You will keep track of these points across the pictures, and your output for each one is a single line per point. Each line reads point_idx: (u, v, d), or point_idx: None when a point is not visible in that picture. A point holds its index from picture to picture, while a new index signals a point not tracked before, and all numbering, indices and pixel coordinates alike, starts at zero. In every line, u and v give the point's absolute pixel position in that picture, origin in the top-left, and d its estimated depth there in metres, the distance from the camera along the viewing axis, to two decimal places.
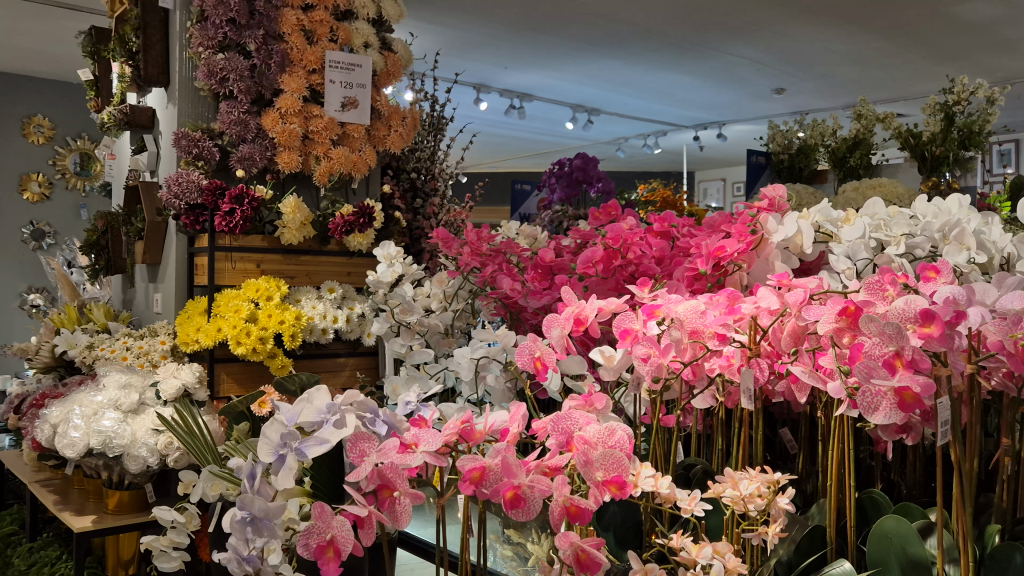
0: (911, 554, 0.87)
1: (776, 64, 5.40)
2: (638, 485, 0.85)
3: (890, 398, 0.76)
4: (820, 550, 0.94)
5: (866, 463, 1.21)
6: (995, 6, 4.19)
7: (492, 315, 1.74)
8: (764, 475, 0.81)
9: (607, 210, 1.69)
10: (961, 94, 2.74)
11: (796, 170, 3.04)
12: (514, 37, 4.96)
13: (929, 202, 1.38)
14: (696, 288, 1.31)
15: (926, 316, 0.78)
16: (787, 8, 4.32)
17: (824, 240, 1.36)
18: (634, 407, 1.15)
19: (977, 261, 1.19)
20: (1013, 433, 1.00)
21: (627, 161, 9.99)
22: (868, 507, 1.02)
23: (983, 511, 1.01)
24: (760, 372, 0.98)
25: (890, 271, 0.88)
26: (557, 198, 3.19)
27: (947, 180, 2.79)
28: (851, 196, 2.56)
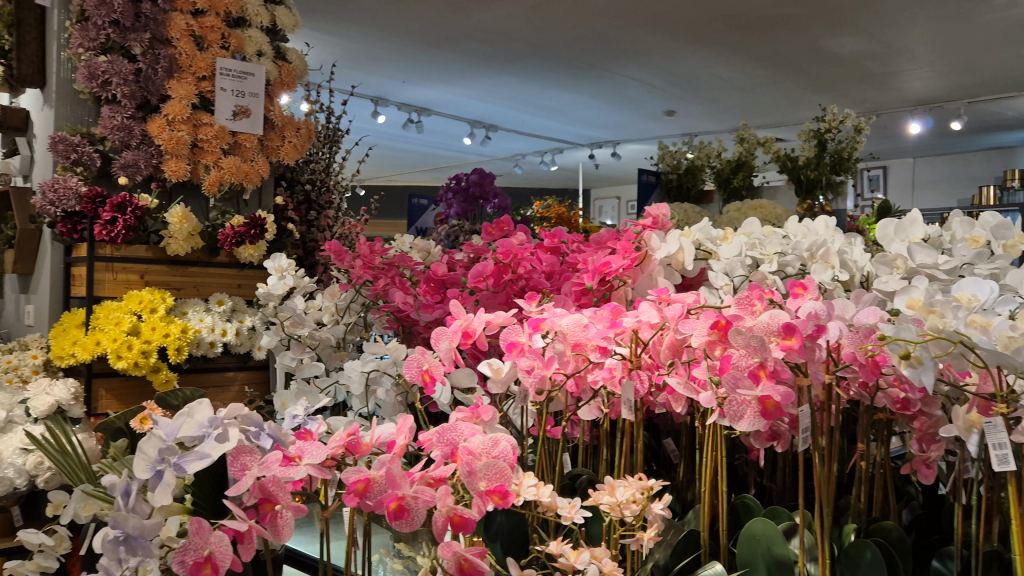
0: (776, 554, 0.92)
1: (665, 87, 5.60)
2: (520, 494, 0.87)
3: (753, 407, 0.81)
4: (695, 553, 0.99)
5: (738, 468, 1.28)
6: (862, 43, 4.48)
7: (384, 328, 1.75)
8: (638, 482, 0.84)
9: (500, 225, 1.72)
10: (832, 121, 2.91)
11: (684, 190, 3.14)
12: (412, 52, 4.97)
13: (799, 222, 1.46)
14: (582, 303, 1.34)
15: (787, 329, 0.84)
16: (675, 34, 4.49)
17: (704, 258, 1.43)
18: (521, 418, 1.18)
19: (840, 278, 1.27)
20: (869, 439, 1.07)
21: (523, 178, 10.11)
22: (740, 511, 1.07)
23: (841, 513, 1.08)
24: (640, 385, 1.03)
25: (760, 286, 0.93)
26: (454, 213, 3.20)
27: (820, 202, 2.93)
28: (734, 215, 2.67)
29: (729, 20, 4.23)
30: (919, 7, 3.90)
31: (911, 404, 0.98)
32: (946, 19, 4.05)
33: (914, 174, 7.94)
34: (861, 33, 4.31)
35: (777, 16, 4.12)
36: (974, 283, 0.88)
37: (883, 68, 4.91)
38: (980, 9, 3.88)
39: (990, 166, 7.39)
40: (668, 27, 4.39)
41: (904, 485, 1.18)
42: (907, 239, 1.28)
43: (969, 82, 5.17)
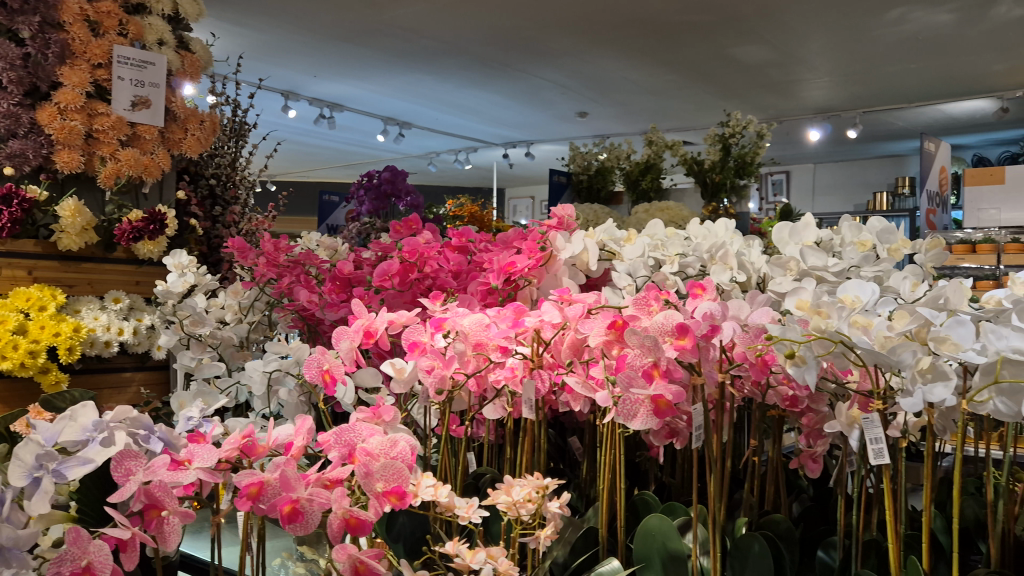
0: (671, 549, 0.94)
1: (578, 89, 5.67)
2: (417, 494, 0.86)
3: (647, 406, 0.84)
4: (593, 549, 1.00)
5: (639, 464, 1.31)
6: (765, 52, 4.63)
7: (289, 327, 1.71)
8: (534, 481, 0.84)
9: (408, 224, 1.71)
10: (736, 126, 2.98)
11: (594, 191, 3.19)
12: (323, 46, 4.89)
13: (701, 225, 1.49)
14: (488, 303, 1.33)
15: (681, 329, 0.85)
16: (587, 37, 4.54)
17: (608, 258, 1.45)
18: (425, 418, 1.17)
19: (738, 279, 1.30)
20: (761, 435, 1.10)
21: (438, 176, 10.07)
22: (639, 507, 1.09)
23: (735, 508, 1.12)
24: (540, 384, 1.03)
25: (657, 287, 0.95)
26: (365, 210, 3.15)
27: (725, 205, 3.00)
28: (642, 217, 2.70)
29: (639, 25, 4.31)
30: (818, 19, 4.05)
31: (799, 401, 1.02)
32: (843, 32, 4.22)
33: (814, 180, 8.24)
34: (764, 42, 4.45)
35: (685, 22, 4.21)
36: (857, 284, 0.91)
37: (785, 76, 5.09)
38: (874, 23, 4.06)
39: (883, 172, 7.81)
40: (579, 29, 4.44)
41: (796, 479, 1.23)
42: (800, 242, 1.33)
43: (865, 93, 5.40)
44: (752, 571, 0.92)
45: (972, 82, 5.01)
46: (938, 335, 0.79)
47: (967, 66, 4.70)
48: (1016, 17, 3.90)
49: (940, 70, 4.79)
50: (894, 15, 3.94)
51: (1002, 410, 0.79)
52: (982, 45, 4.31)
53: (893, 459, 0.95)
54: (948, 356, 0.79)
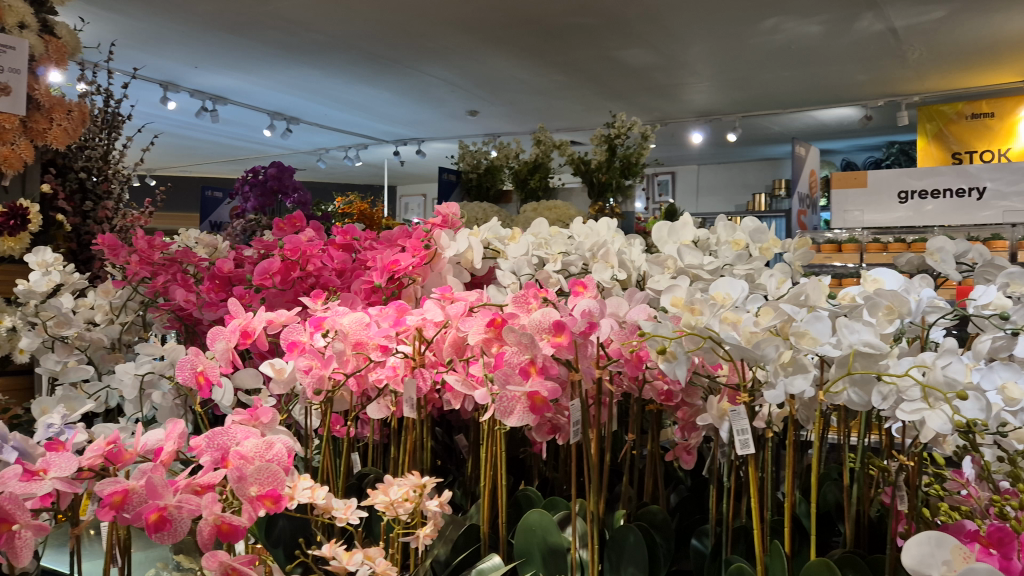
0: (551, 542, 0.96)
1: (468, 87, 5.67)
2: (293, 497, 0.84)
3: (522, 403, 0.85)
4: (475, 545, 1.01)
5: (522, 459, 1.32)
6: (649, 56, 4.76)
7: (164, 328, 1.64)
8: (412, 480, 0.84)
9: (292, 222, 1.68)
10: (621, 127, 3.03)
11: (483, 189, 3.20)
12: (203, 36, 4.71)
13: (584, 224, 1.52)
14: (372, 301, 1.32)
15: (557, 326, 0.87)
16: (476, 36, 4.55)
17: (492, 256, 1.47)
18: (306, 418, 1.15)
19: (618, 277, 1.33)
20: (637, 427, 1.14)
21: (327, 172, 9.87)
22: (522, 503, 1.10)
23: (614, 501, 1.14)
24: (422, 383, 1.02)
25: (536, 284, 0.96)
26: (250, 207, 3.05)
27: (611, 204, 3.05)
28: (529, 216, 2.73)
29: (527, 26, 4.35)
30: (698, 25, 4.19)
31: (674, 395, 1.05)
32: (721, 39, 4.38)
33: (697, 181, 8.53)
34: (648, 46, 4.57)
35: (571, 25, 4.28)
36: (728, 282, 0.94)
37: (668, 80, 5.24)
38: (750, 32, 4.23)
39: (761, 174, 8.17)
40: (469, 28, 4.44)
41: (675, 471, 1.26)
42: (678, 241, 1.38)
43: (743, 98, 5.63)
44: (628, 561, 0.94)
45: (839, 90, 5.30)
46: (798, 330, 0.84)
47: (834, 75, 4.96)
48: (877, 31, 4.14)
49: (810, 79, 5.05)
50: (768, 25, 4.12)
51: (854, 400, 0.84)
52: (847, 56, 4.56)
53: (760, 449, 1.00)
54: (808, 350, 0.83)
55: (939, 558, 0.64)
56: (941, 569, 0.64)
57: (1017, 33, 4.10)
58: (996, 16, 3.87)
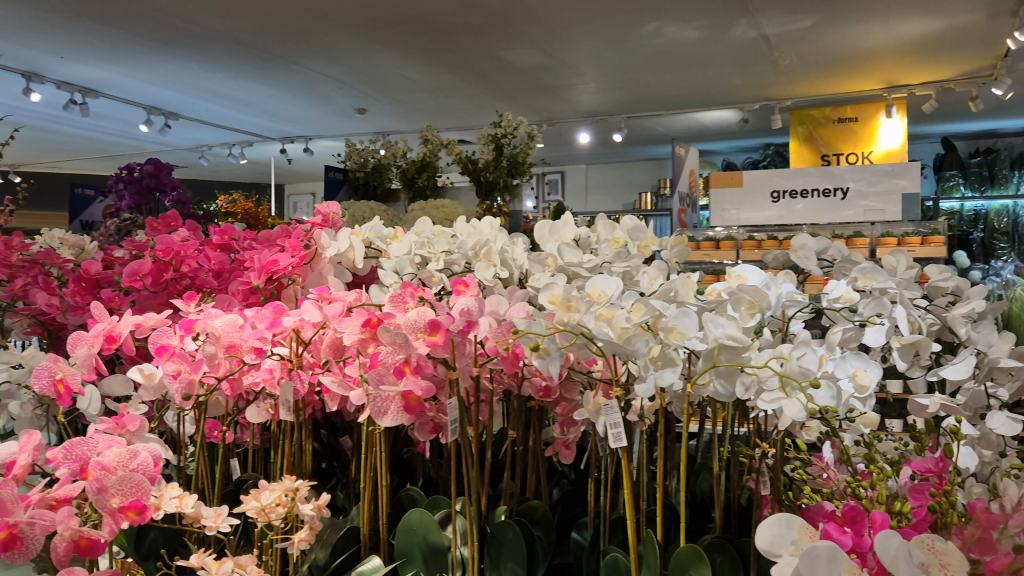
0: (431, 542, 0.96)
1: (355, 84, 5.59)
2: (160, 507, 0.80)
3: (396, 402, 0.86)
4: (354, 547, 1.00)
5: (407, 460, 1.31)
6: (536, 56, 4.81)
7: (25, 334, 1.55)
8: (284, 485, 0.83)
9: (166, 221, 1.61)
10: (507, 127, 3.04)
11: (371, 188, 3.16)
12: (70, 25, 4.46)
13: (467, 223, 1.52)
14: (250, 303, 1.29)
15: (432, 325, 0.88)
16: (362, 33, 4.49)
17: (374, 256, 1.46)
18: (179, 425, 1.10)
19: (501, 275, 1.33)
20: (518, 422, 1.15)
21: (211, 170, 9.52)
22: (405, 502, 1.10)
23: (497, 498, 1.15)
24: (300, 385, 1.00)
25: (412, 283, 0.96)
26: (124, 206, 2.90)
27: (498, 203, 3.06)
28: (417, 215, 2.71)
29: (414, 24, 4.32)
30: (582, 27, 4.27)
31: (552, 391, 1.06)
32: (605, 41, 4.47)
33: (586, 180, 8.68)
34: (534, 46, 4.63)
35: (458, 24, 4.28)
36: (603, 279, 0.97)
37: (555, 80, 5.32)
38: (633, 35, 4.34)
39: (647, 174, 8.39)
40: (355, 25, 4.37)
41: (558, 466, 1.28)
42: (559, 239, 1.40)
43: (627, 99, 5.77)
44: (507, 557, 0.95)
45: (717, 93, 5.50)
46: (666, 325, 0.86)
47: (712, 79, 5.15)
48: (751, 38, 4.32)
49: (690, 82, 5.22)
50: (649, 29, 4.23)
51: (720, 391, 0.86)
52: (723, 60, 4.74)
53: (634, 441, 1.02)
54: (676, 344, 0.86)
55: (788, 538, 0.68)
56: (790, 548, 0.67)
57: (876, 43, 4.36)
58: (857, 27, 4.10)
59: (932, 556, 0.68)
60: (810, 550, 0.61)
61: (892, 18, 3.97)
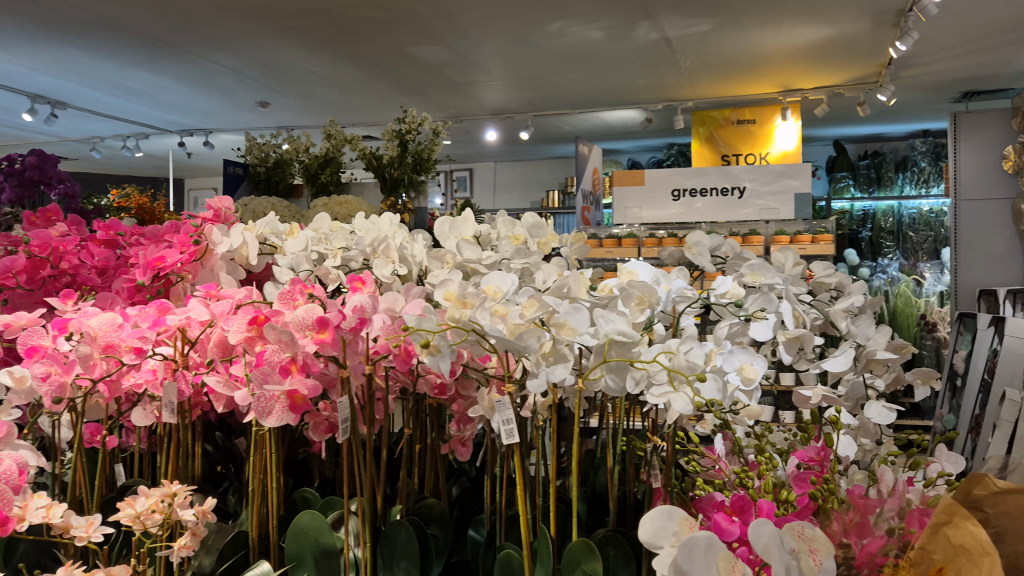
0: (323, 544, 0.94)
1: (256, 77, 5.43)
2: (25, 518, 0.76)
3: (281, 402, 0.84)
4: (242, 552, 0.96)
5: (303, 461, 1.29)
6: (441, 52, 4.78)
7: None
8: (162, 489, 0.79)
9: (45, 215, 1.53)
10: (412, 123, 3.00)
11: (272, 183, 3.08)
12: None
13: (366, 219, 1.49)
14: (135, 300, 1.23)
15: (321, 322, 0.86)
16: (262, 24, 4.37)
17: (269, 252, 1.42)
18: (56, 430, 1.05)
19: (400, 272, 1.31)
20: (413, 421, 1.14)
21: (102, 162, 9.09)
22: (299, 504, 1.07)
23: (393, 497, 1.14)
24: (184, 386, 0.96)
25: (302, 280, 0.94)
26: (5, 200, 2.71)
27: (403, 200, 3.02)
28: (320, 211, 2.65)
29: (317, 17, 4.23)
30: (488, 25, 4.26)
31: (447, 389, 1.05)
32: (510, 39, 4.48)
33: (494, 178, 8.70)
34: (441, 43, 4.60)
35: (362, 18, 4.21)
36: (498, 275, 0.96)
37: (462, 77, 5.30)
38: (538, 34, 4.37)
39: (555, 172, 8.47)
40: (254, 16, 4.25)
41: (457, 463, 1.28)
42: (459, 236, 1.39)
43: (533, 97, 5.81)
44: (400, 557, 0.94)
45: (622, 93, 5.59)
46: (558, 321, 0.86)
47: (616, 79, 5.23)
48: (653, 39, 4.41)
49: (595, 81, 5.29)
50: (553, 28, 4.27)
51: (611, 386, 0.86)
52: (627, 61, 4.82)
53: (529, 436, 1.02)
54: (567, 340, 0.86)
55: (669, 530, 0.69)
56: (671, 539, 0.69)
57: (771, 48, 4.51)
58: (753, 31, 4.24)
59: (802, 542, 0.71)
60: (688, 540, 0.63)
61: (786, 25, 4.12)
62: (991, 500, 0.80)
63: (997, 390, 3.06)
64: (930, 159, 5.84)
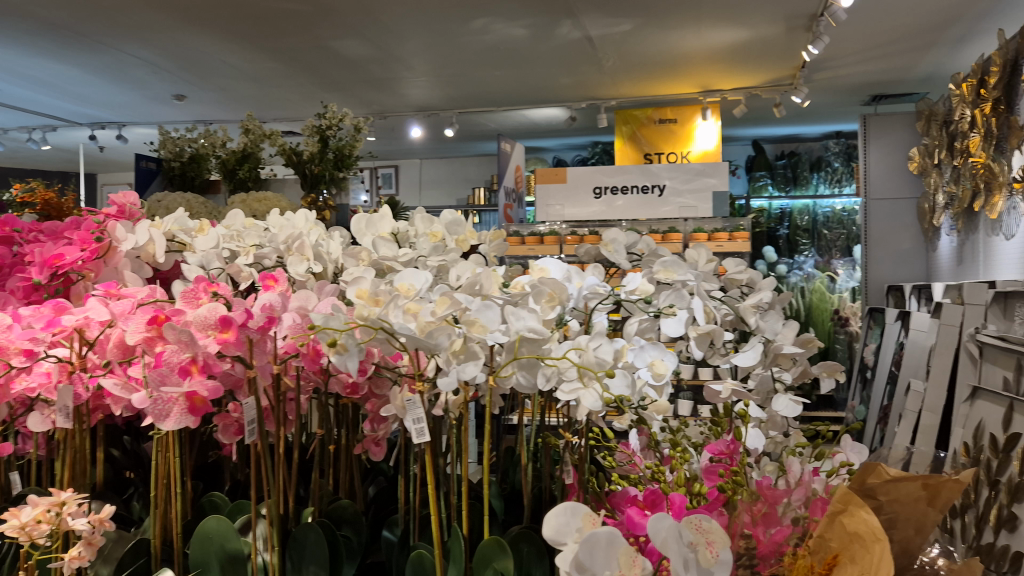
0: (229, 550, 0.91)
1: (171, 69, 5.27)
2: None
3: (180, 404, 0.82)
4: (143, 560, 0.93)
5: (214, 464, 1.25)
6: (363, 47, 4.72)
7: None
8: (49, 498, 0.78)
9: None
10: (332, 118, 2.95)
11: (187, 179, 2.98)
12: None
13: (281, 215, 1.46)
14: (32, 301, 1.18)
15: (224, 322, 0.84)
16: (176, 14, 4.24)
17: (178, 249, 1.37)
18: None
19: (315, 270, 1.28)
20: (325, 422, 1.12)
21: (7, 155, 8.67)
22: (206, 509, 1.04)
23: (307, 499, 1.12)
24: (80, 388, 0.92)
25: (206, 278, 0.92)
26: None
27: (324, 197, 2.97)
28: (237, 207, 2.58)
29: (234, 9, 4.13)
30: (411, 20, 4.23)
31: (360, 388, 1.04)
32: (434, 35, 4.46)
33: (420, 175, 8.64)
34: (363, 38, 4.54)
35: (282, 10, 4.13)
36: (412, 273, 0.94)
37: (385, 73, 5.25)
38: (461, 30, 4.35)
39: (481, 170, 8.47)
40: (168, 5, 4.12)
41: (373, 463, 1.26)
42: (376, 233, 1.37)
43: (458, 94, 5.78)
44: (310, 560, 0.92)
45: (547, 91, 5.62)
46: (468, 318, 0.85)
47: (541, 77, 5.26)
48: (575, 38, 4.45)
49: (520, 79, 5.30)
50: (477, 25, 4.26)
51: (522, 382, 0.85)
52: (550, 59, 4.85)
53: (443, 435, 1.02)
54: (478, 338, 0.85)
55: (572, 526, 0.70)
56: (574, 535, 0.69)
57: (690, 49, 4.60)
58: (673, 32, 4.32)
59: (700, 535, 0.71)
60: (590, 535, 0.64)
61: (704, 26, 4.20)
62: (884, 487, 0.83)
63: (903, 381, 3.20)
64: (843, 159, 6.07)
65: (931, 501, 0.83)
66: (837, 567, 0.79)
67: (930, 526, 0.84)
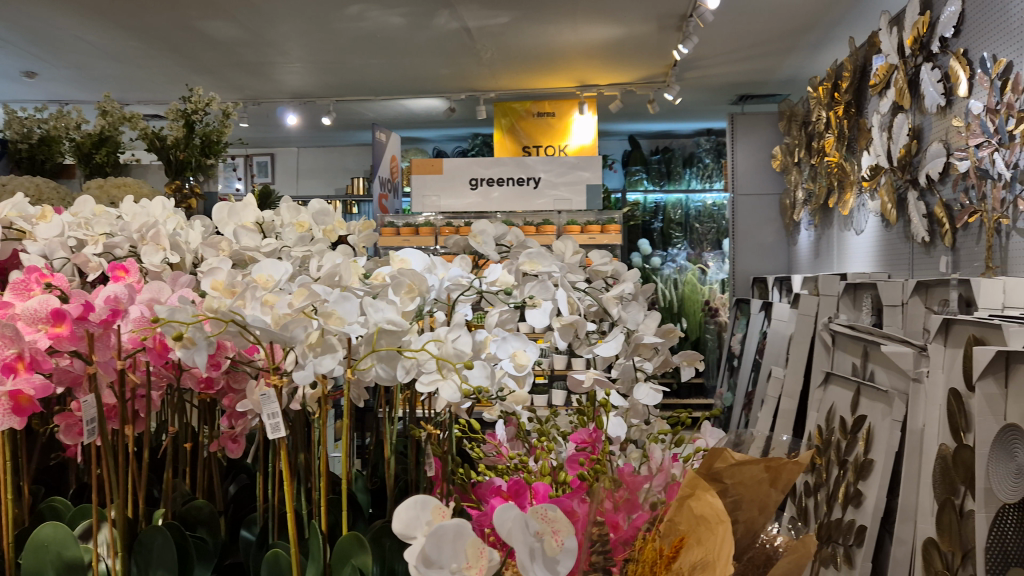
0: (67, 558, 0.86)
1: (20, 44, 4.91)
2: None
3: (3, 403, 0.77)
4: None
5: (59, 466, 1.18)
6: (232, 29, 4.55)
7: None
8: None
9: None
10: (198, 102, 2.81)
11: (36, 162, 2.80)
12: None
13: (135, 203, 1.38)
14: None
15: (56, 315, 0.79)
16: None
17: (16, 238, 1.28)
18: None
19: (171, 260, 1.22)
20: (178, 418, 1.07)
21: None
22: (46, 515, 0.98)
23: (158, 500, 1.06)
24: None
25: (39, 269, 0.86)
26: None
27: (190, 184, 2.85)
28: (93, 193, 2.43)
29: None
30: (283, 4, 4.10)
31: (214, 382, 1.00)
32: (308, 20, 4.34)
33: (298, 164, 8.42)
34: (232, 19, 4.37)
35: None
36: (271, 264, 0.89)
37: (257, 57, 5.07)
38: (336, 16, 4.26)
39: (362, 159, 8.33)
40: None
41: (234, 461, 1.22)
42: (238, 223, 1.30)
43: (335, 82, 5.66)
44: (157, 564, 0.88)
45: (426, 81, 5.58)
46: (325, 310, 0.81)
47: (419, 67, 5.21)
48: (453, 29, 4.44)
49: (399, 68, 5.24)
50: (352, 12, 4.18)
51: (381, 375, 0.84)
52: (428, 49, 4.82)
53: (303, 430, 0.99)
54: (335, 330, 0.82)
55: (422, 520, 0.69)
56: (423, 529, 0.69)
57: (567, 44, 4.67)
58: (549, 27, 4.36)
59: (545, 524, 0.72)
60: (437, 527, 0.64)
61: (579, 22, 4.27)
62: (730, 471, 0.86)
63: (765, 368, 3.37)
64: (713, 156, 6.30)
65: (773, 482, 0.88)
66: (684, 549, 0.83)
67: (771, 505, 0.88)
